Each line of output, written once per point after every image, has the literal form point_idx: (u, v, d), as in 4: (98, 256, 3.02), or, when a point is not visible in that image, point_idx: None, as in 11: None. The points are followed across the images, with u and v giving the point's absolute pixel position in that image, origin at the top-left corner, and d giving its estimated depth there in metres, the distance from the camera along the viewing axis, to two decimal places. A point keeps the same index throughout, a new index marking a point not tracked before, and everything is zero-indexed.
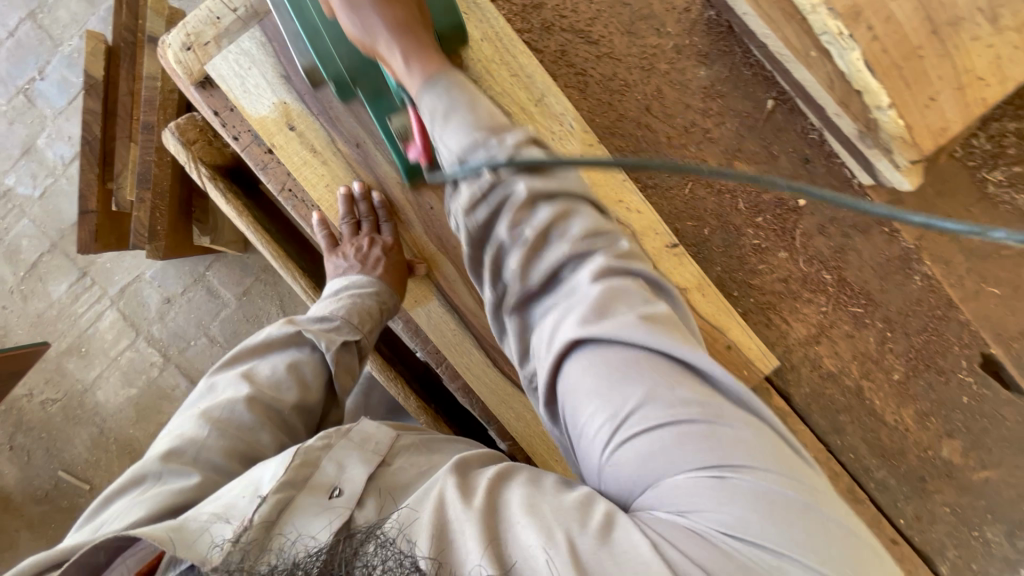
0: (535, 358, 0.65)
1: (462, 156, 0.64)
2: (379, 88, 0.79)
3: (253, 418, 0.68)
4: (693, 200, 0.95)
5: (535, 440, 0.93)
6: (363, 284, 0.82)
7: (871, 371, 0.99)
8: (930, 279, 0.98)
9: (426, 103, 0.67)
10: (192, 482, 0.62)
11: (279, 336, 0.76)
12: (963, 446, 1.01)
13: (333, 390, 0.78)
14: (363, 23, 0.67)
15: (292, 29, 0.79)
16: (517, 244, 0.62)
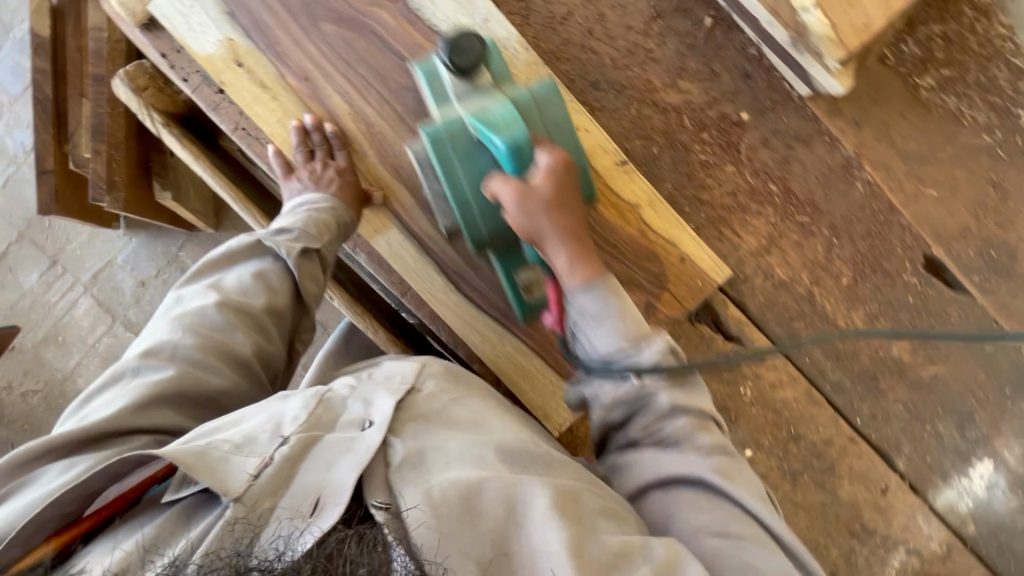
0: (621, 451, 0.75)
1: (609, 356, 0.74)
2: (510, 247, 0.87)
3: (225, 320, 0.74)
4: (641, 121, 0.99)
5: (501, 361, 0.95)
6: (317, 200, 0.84)
7: (820, 277, 1.03)
8: (871, 184, 1.03)
9: (583, 303, 0.75)
10: (168, 375, 0.68)
11: (242, 249, 0.81)
12: (912, 345, 1.06)
13: (300, 296, 0.82)
14: (534, 225, 0.77)
15: (437, 189, 0.84)
16: (646, 408, 0.74)
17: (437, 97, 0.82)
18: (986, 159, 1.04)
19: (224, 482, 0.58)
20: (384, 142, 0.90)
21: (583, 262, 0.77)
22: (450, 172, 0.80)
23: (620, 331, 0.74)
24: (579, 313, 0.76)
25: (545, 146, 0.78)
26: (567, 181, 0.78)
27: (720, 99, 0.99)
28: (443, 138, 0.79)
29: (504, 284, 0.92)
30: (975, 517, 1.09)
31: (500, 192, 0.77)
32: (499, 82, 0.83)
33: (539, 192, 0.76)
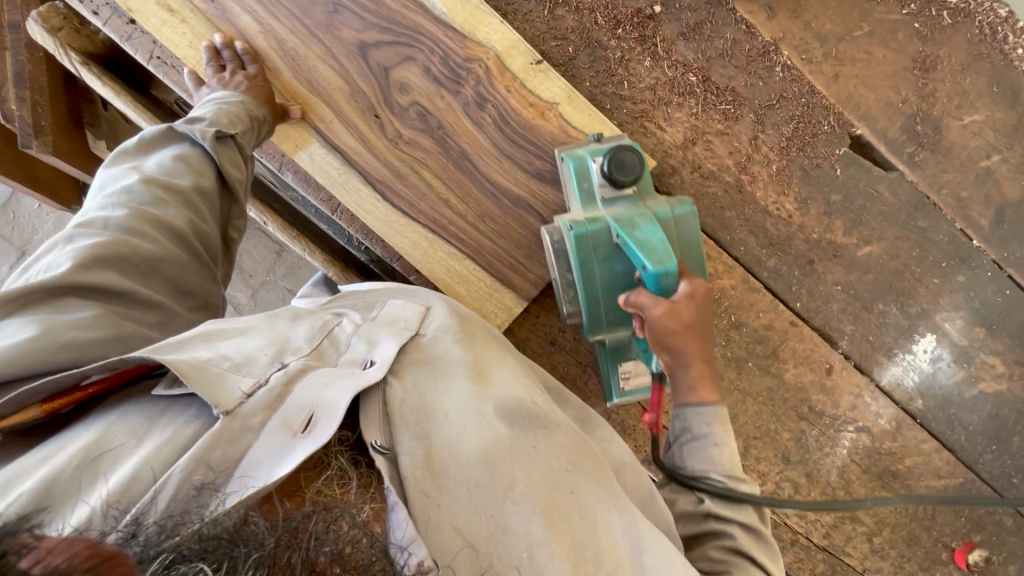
0: (675, 437, 0.78)
1: (694, 475, 0.75)
2: (619, 341, 0.94)
3: (152, 195, 0.68)
4: (554, 22, 1.00)
5: (436, 266, 0.98)
6: (228, 96, 0.81)
7: (748, 165, 1.05)
8: (791, 69, 1.04)
9: (692, 443, 0.75)
10: (103, 241, 0.63)
11: (156, 135, 0.74)
12: (845, 226, 1.07)
13: (225, 182, 0.77)
14: (671, 341, 0.77)
15: (567, 278, 0.90)
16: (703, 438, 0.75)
17: (583, 192, 0.89)
18: (903, 34, 1.04)
19: (215, 394, 0.57)
20: (298, 59, 0.93)
21: (705, 380, 0.77)
22: (587, 272, 0.85)
23: (720, 462, 0.73)
24: (685, 428, 0.77)
25: (688, 274, 0.79)
26: (707, 310, 0.78)
27: None
28: (588, 238, 0.84)
29: (429, 189, 0.96)
30: (922, 392, 1.12)
31: (640, 302, 0.79)
32: (645, 193, 0.89)
33: (682, 312, 0.76)
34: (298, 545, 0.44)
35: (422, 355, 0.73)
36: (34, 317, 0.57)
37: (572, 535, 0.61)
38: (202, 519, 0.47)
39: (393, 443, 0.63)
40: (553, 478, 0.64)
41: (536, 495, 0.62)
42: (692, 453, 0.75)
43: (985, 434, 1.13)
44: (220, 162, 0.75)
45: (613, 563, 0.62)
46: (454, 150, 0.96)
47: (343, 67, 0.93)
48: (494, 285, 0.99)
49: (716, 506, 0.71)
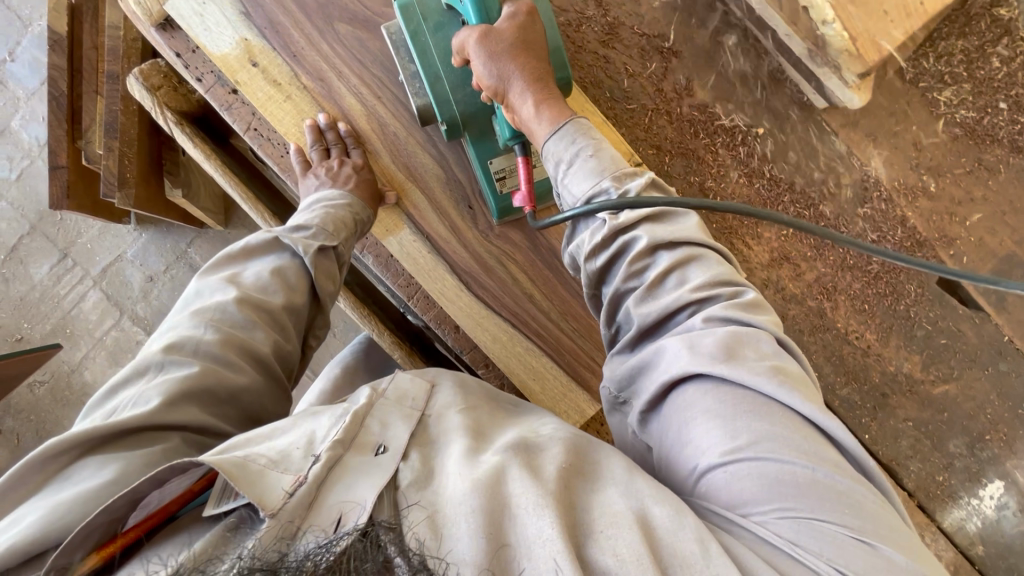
0: (562, 188, 0.70)
1: (587, 199, 0.67)
2: (485, 132, 0.85)
3: (245, 316, 0.66)
4: (652, 130, 0.97)
5: (511, 361, 0.96)
6: (334, 197, 0.80)
7: (833, 292, 1.02)
8: (888, 200, 1.01)
9: (564, 158, 0.69)
10: (194, 371, 0.60)
11: (259, 244, 0.74)
12: (923, 362, 1.05)
13: (316, 297, 0.75)
14: (501, 71, 0.71)
15: (411, 70, 0.84)
16: (578, 150, 0.69)
17: None
18: (1004, 175, 1.02)
19: (262, 492, 0.47)
20: (398, 142, 0.92)
21: (554, 104, 0.71)
22: (422, 49, 0.79)
23: (598, 167, 0.67)
24: (557, 161, 0.70)
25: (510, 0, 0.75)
26: (531, 31, 0.74)
27: (733, 107, 0.98)
28: (413, 7, 0.78)
29: (513, 284, 0.95)
30: (983, 537, 1.08)
31: (463, 42, 0.73)
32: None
33: (502, 34, 0.72)
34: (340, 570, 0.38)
35: (432, 439, 0.55)
36: (117, 453, 0.54)
37: (570, 515, 0.47)
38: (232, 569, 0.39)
39: (398, 510, 0.48)
40: (560, 486, 0.49)
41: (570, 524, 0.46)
42: (574, 182, 0.68)
43: None
44: (316, 276, 0.74)
45: (609, 516, 0.47)
46: (544, 248, 0.95)
47: (443, 156, 0.92)
48: (568, 386, 0.96)
49: (617, 219, 0.64)
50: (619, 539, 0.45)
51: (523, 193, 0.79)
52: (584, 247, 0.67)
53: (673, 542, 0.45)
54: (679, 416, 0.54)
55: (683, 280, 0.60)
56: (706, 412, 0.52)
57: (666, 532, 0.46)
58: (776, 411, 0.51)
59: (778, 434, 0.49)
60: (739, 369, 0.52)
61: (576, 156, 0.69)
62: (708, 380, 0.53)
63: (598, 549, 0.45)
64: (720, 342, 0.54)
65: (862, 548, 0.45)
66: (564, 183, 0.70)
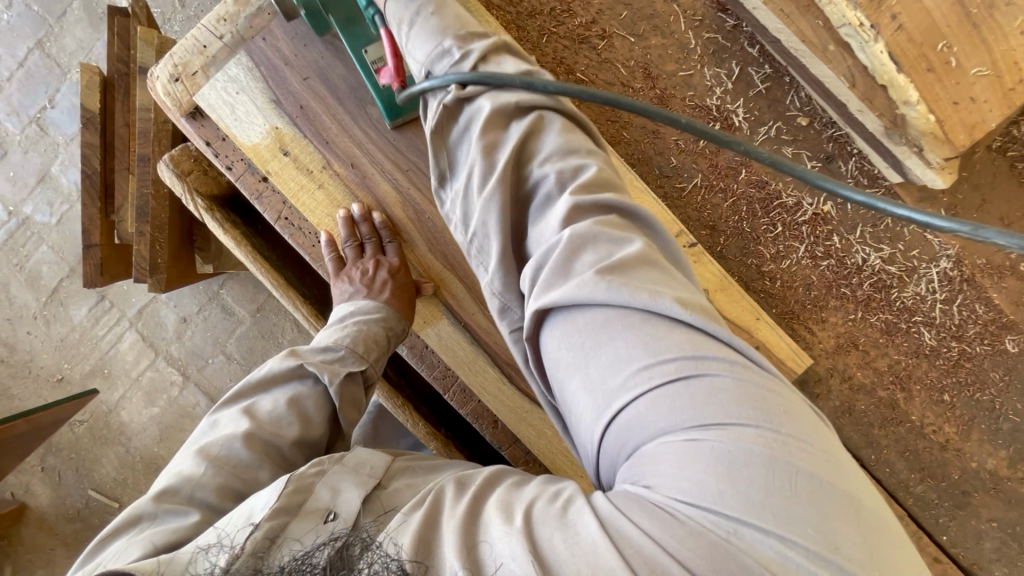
0: (410, 59, 0.68)
1: (429, 65, 0.65)
2: (352, 15, 0.76)
3: (252, 455, 0.60)
4: (705, 210, 0.90)
5: (557, 458, 0.89)
6: (369, 310, 0.77)
7: (907, 381, 0.93)
8: (969, 279, 0.91)
9: (392, 11, 0.66)
10: (189, 524, 0.55)
11: (282, 369, 0.68)
12: (1011, 458, 0.94)
13: (337, 423, 0.70)
14: None
15: None
16: (421, 11, 0.66)
17: None
18: None
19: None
20: (435, 229, 0.85)
21: None
22: None
23: (440, 26, 0.65)
24: (398, 22, 0.67)
25: None
26: None
27: (794, 183, 0.89)
28: None
29: None
30: None
31: None
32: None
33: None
34: None
35: (390, 503, 0.52)
36: None
37: (479, 511, 0.46)
38: None
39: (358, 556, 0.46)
40: (479, 496, 0.47)
41: (475, 522, 0.44)
42: (420, 51, 0.66)
43: None
44: (340, 406, 0.68)
45: (501, 506, 0.45)
46: None
47: None
48: None
49: (461, 87, 0.63)
50: (497, 523, 0.44)
51: (390, 69, 0.70)
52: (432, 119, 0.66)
53: (542, 507, 0.44)
54: (551, 362, 0.54)
55: (534, 153, 0.60)
56: (565, 361, 0.52)
57: (541, 519, 0.43)
58: (618, 318, 0.50)
59: (619, 351, 0.48)
60: (579, 289, 0.51)
61: (418, 17, 0.66)
62: (561, 316, 0.53)
63: (483, 537, 0.43)
64: (554, 264, 0.53)
65: (718, 456, 0.42)
66: (409, 51, 0.67)
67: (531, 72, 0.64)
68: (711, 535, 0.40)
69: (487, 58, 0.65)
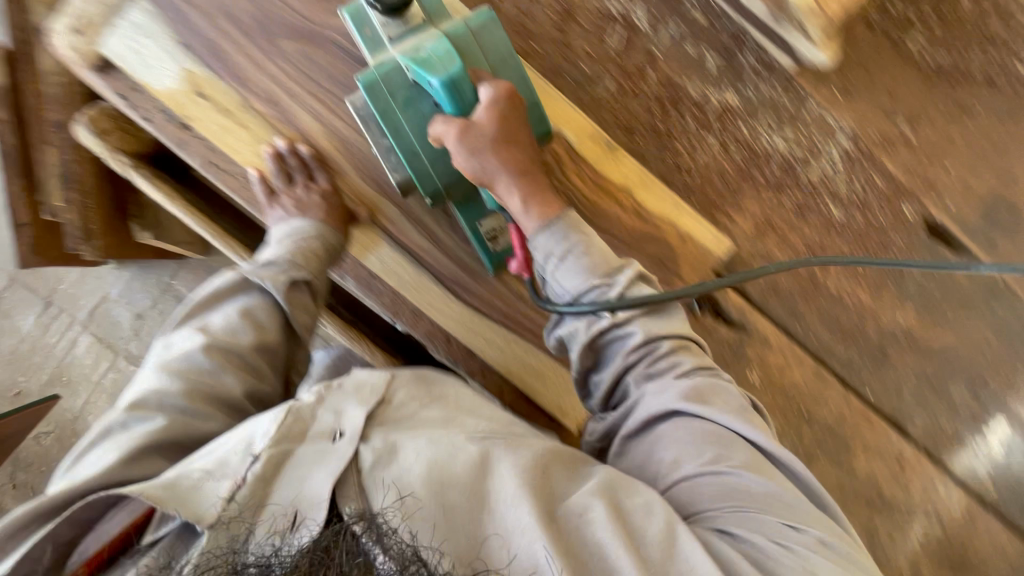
0: (523, 216, 0.78)
1: (576, 295, 0.76)
2: (469, 195, 0.84)
3: (212, 363, 0.68)
4: (620, 112, 0.95)
5: (511, 365, 0.94)
6: (302, 227, 0.80)
7: (822, 255, 1.01)
8: (868, 152, 0.98)
9: (542, 247, 0.77)
10: (157, 426, 0.62)
11: (227, 287, 0.74)
12: (918, 312, 1.04)
13: (292, 329, 0.76)
14: (481, 164, 0.75)
15: (383, 143, 0.82)
16: (557, 233, 0.77)
17: (368, 40, 0.78)
18: (982, 114, 0.98)
19: (195, 509, 0.57)
20: (362, 155, 0.87)
21: (530, 177, 0.77)
22: (394, 127, 0.78)
23: (590, 266, 0.76)
24: (544, 255, 0.77)
25: (490, 80, 0.76)
26: (513, 116, 0.75)
27: (699, 79, 0.95)
28: (379, 84, 0.76)
29: (504, 286, 0.90)
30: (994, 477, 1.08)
31: (439, 129, 0.75)
32: (434, 18, 0.79)
33: (482, 129, 0.74)
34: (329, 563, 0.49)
35: (386, 419, 0.69)
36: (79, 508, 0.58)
37: (543, 507, 0.61)
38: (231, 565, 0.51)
39: (365, 501, 0.59)
40: (531, 488, 0.62)
41: (569, 539, 0.60)
42: (549, 240, 0.77)
43: None
44: (290, 311, 0.74)
45: (595, 517, 0.61)
46: None
47: None
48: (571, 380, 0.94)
49: (613, 318, 0.76)
50: (610, 541, 0.60)
51: (519, 262, 0.82)
52: (551, 255, 0.77)
53: (642, 527, 0.61)
54: (663, 439, 0.71)
55: (675, 363, 0.74)
56: (682, 441, 0.69)
57: (642, 533, 0.61)
58: (738, 441, 0.68)
59: (736, 456, 0.67)
60: (708, 409, 0.70)
61: (551, 232, 0.77)
62: (684, 417, 0.71)
63: (599, 544, 0.60)
64: (687, 389, 0.71)
65: (794, 529, 0.62)
66: (534, 234, 0.77)
67: (636, 282, 0.76)
68: (798, 551, 0.60)
69: (628, 288, 0.76)
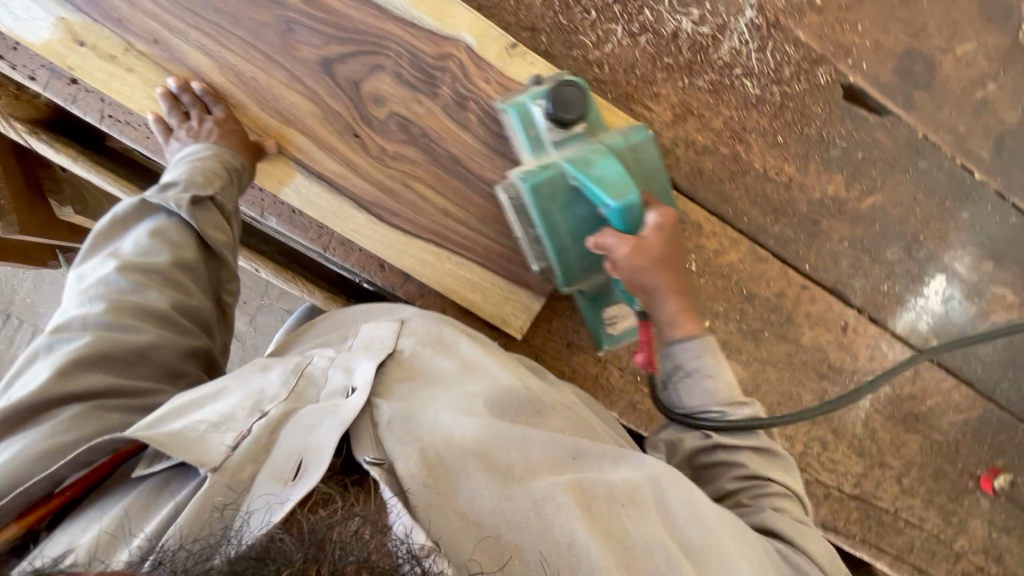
0: (674, 347, 0.82)
1: (696, 411, 0.82)
2: (599, 289, 0.92)
3: (129, 282, 0.67)
4: (521, 13, 0.94)
5: (447, 281, 0.94)
6: (200, 149, 0.79)
7: (743, 133, 1.01)
8: (774, 22, 0.98)
9: (682, 356, 0.82)
10: (85, 342, 0.63)
11: (133, 211, 0.72)
12: (846, 180, 1.05)
13: (209, 247, 0.75)
14: (644, 280, 0.80)
15: (532, 234, 0.86)
16: (698, 376, 0.81)
17: (530, 140, 0.84)
18: None
19: (201, 453, 0.59)
20: (261, 88, 0.86)
21: (685, 315, 0.83)
22: (551, 224, 0.81)
23: (715, 390, 0.81)
24: (675, 366, 0.83)
25: (654, 205, 0.82)
26: (672, 238, 0.81)
27: None
28: (544, 186, 0.79)
29: (425, 203, 0.92)
30: (936, 332, 1.11)
31: (605, 243, 0.79)
32: (596, 129, 0.85)
33: (650, 247, 0.79)
34: (323, 559, 0.46)
35: (395, 373, 0.75)
36: (36, 426, 0.60)
37: (572, 482, 0.63)
38: (237, 540, 0.51)
39: (383, 453, 0.62)
40: (559, 466, 0.65)
41: (597, 519, 0.61)
42: (692, 359, 0.81)
43: (999, 363, 1.14)
44: (200, 228, 0.73)
45: (622, 494, 0.63)
46: (444, 157, 0.91)
47: (312, 90, 0.87)
48: (507, 289, 0.95)
49: (722, 437, 0.79)
50: (633, 518, 0.62)
51: (646, 356, 0.86)
52: (683, 359, 0.82)
53: (672, 505, 0.64)
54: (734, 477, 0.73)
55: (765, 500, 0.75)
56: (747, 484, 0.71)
57: (671, 510, 0.63)
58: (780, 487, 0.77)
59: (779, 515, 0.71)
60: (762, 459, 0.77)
61: (699, 356, 0.81)
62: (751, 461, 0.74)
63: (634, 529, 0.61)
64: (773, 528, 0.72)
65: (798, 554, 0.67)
66: (675, 377, 0.83)
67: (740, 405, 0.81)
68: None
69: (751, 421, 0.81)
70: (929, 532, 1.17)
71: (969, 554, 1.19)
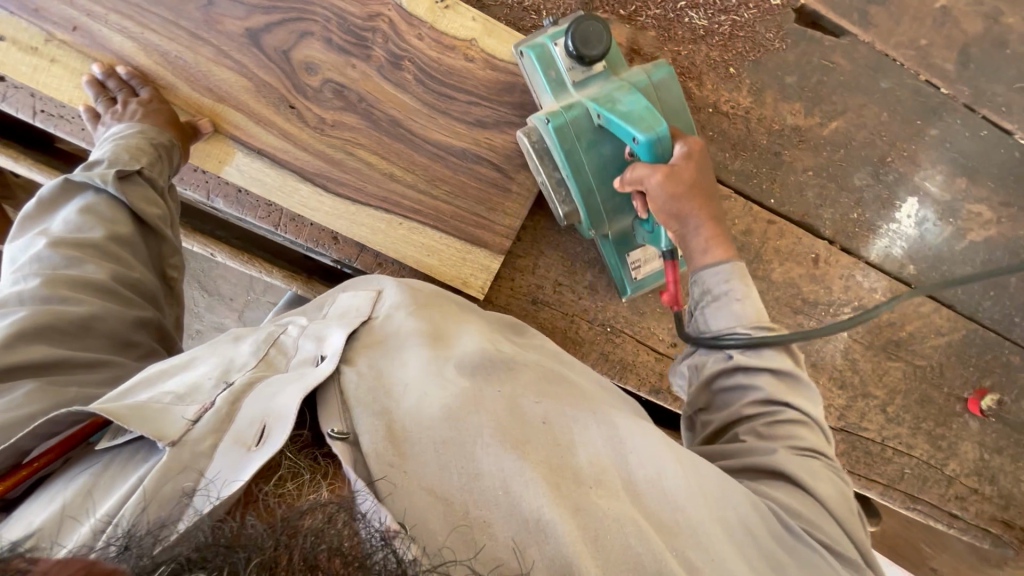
0: (703, 276, 0.80)
1: (719, 334, 0.78)
2: (624, 232, 0.93)
3: (61, 256, 0.67)
4: None
5: (402, 248, 0.93)
6: (125, 128, 0.79)
7: (692, 68, 0.98)
8: None
9: (708, 281, 0.79)
10: (22, 315, 0.61)
11: (60, 190, 0.73)
12: (806, 107, 1.02)
13: (142, 220, 0.75)
14: (678, 209, 0.79)
15: (556, 177, 0.87)
16: (728, 305, 0.78)
17: (552, 82, 0.84)
18: None
19: (161, 426, 0.53)
20: (189, 67, 0.84)
21: (716, 242, 0.80)
22: (575, 165, 0.83)
23: (743, 314, 0.77)
24: (703, 290, 0.80)
25: (681, 137, 0.80)
26: (704, 169, 0.79)
27: None
28: (568, 127, 0.81)
29: (371, 168, 0.90)
30: (912, 256, 1.09)
31: (636, 177, 0.78)
32: (617, 68, 0.86)
33: (682, 173, 0.77)
34: (295, 542, 0.42)
35: (365, 340, 0.70)
36: None
37: (547, 456, 0.59)
38: (187, 525, 0.45)
39: (350, 426, 0.58)
40: (536, 439, 0.60)
41: (570, 493, 0.56)
42: (720, 286, 0.79)
43: (979, 282, 1.11)
44: (132, 203, 0.74)
45: (594, 468, 0.59)
46: (385, 121, 0.89)
47: (241, 65, 0.85)
48: (465, 249, 0.94)
49: (744, 358, 0.75)
50: (604, 497, 0.57)
51: (671, 294, 0.86)
52: (713, 284, 0.79)
53: (655, 490, 0.59)
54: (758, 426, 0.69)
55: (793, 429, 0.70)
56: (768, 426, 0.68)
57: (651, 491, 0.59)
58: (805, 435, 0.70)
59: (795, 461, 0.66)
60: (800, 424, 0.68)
61: (728, 285, 0.78)
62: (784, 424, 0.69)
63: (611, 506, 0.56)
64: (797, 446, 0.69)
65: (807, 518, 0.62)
66: (705, 297, 0.80)
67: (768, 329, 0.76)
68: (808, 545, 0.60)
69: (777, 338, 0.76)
70: (918, 458, 1.16)
71: (962, 477, 1.18)
